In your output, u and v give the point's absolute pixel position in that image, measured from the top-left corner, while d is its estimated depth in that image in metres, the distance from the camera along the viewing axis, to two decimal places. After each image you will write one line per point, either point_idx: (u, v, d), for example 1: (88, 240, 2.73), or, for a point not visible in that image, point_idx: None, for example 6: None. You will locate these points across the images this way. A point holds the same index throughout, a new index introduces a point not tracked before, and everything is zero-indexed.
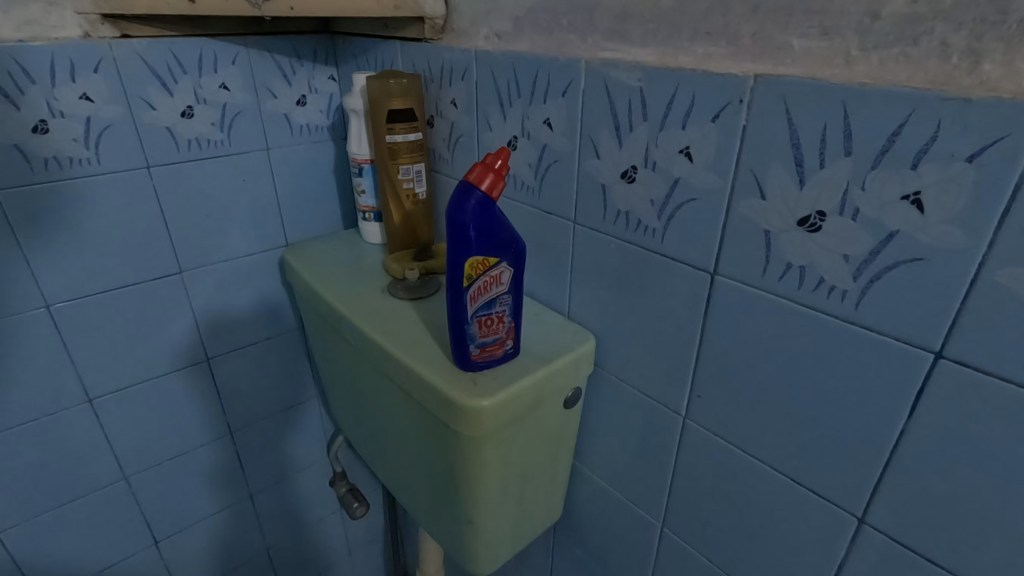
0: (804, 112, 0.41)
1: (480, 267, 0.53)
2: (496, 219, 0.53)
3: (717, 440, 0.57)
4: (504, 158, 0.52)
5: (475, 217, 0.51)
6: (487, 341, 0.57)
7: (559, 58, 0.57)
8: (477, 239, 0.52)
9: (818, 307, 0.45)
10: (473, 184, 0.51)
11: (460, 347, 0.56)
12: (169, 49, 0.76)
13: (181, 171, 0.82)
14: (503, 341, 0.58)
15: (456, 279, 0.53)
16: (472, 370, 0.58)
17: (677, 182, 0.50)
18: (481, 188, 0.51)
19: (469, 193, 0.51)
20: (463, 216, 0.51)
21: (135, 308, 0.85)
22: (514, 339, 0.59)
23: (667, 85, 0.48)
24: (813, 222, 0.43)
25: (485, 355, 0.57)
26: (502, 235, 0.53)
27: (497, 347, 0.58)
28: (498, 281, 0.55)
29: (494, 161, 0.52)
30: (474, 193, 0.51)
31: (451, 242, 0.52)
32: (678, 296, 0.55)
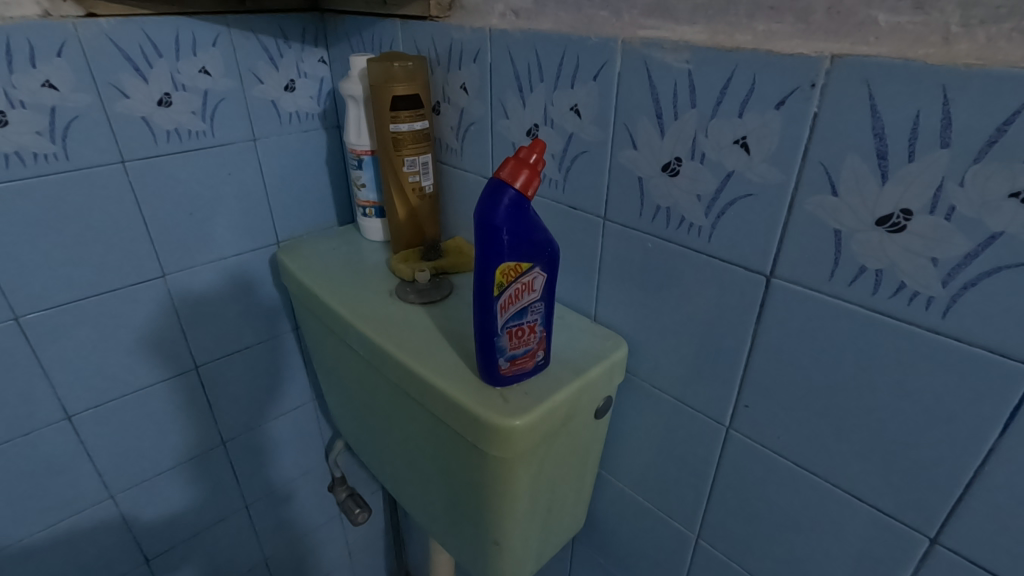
0: (891, 96, 0.36)
1: (513, 272, 0.48)
2: (530, 220, 0.47)
3: (766, 450, 0.53)
4: (538, 152, 0.46)
5: (508, 219, 0.46)
6: (518, 353, 0.51)
7: (590, 37, 0.51)
8: (509, 242, 0.46)
9: (897, 316, 0.40)
10: (506, 181, 0.46)
11: (488, 360, 0.51)
12: (142, 29, 0.69)
13: (159, 167, 0.76)
14: (534, 352, 0.53)
15: (486, 286, 0.47)
16: (500, 384, 0.53)
17: (730, 175, 0.46)
18: (515, 186, 0.46)
19: (502, 191, 0.46)
20: (495, 217, 0.45)
21: (115, 316, 0.79)
22: (545, 349, 0.54)
23: (721, 67, 0.43)
24: (896, 221, 0.38)
25: (515, 367, 0.52)
26: (537, 238, 0.48)
27: (528, 358, 0.53)
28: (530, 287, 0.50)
29: (528, 155, 0.46)
30: (506, 191, 0.46)
31: (482, 247, 0.46)
32: (724, 299, 0.50)
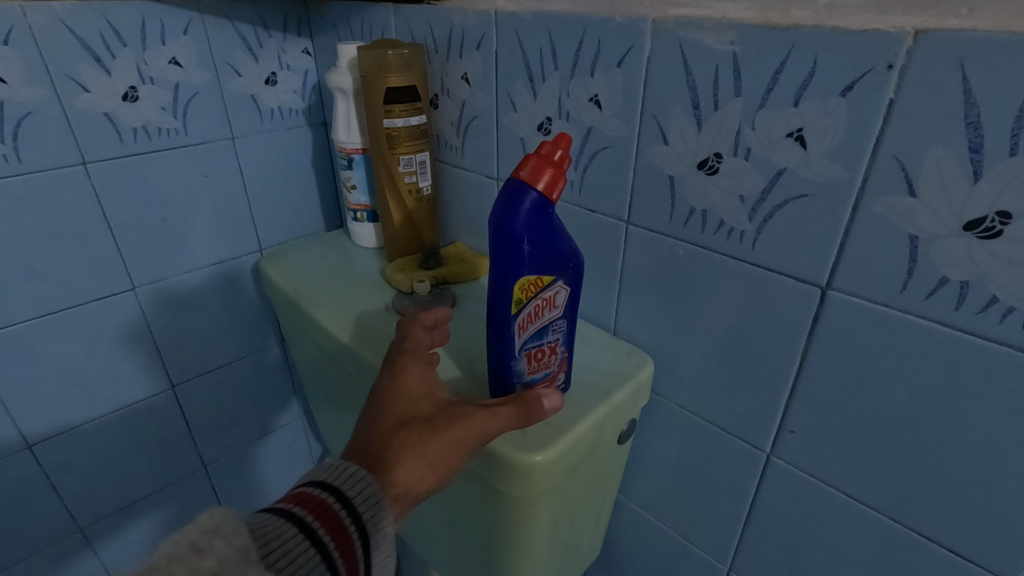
0: (991, 76, 0.30)
1: (533, 287, 0.42)
2: (553, 227, 0.41)
3: (814, 480, 0.47)
4: (564, 147, 0.40)
5: (529, 227, 0.40)
6: (536, 377, 0.46)
7: (615, 17, 0.45)
8: (530, 253, 0.41)
9: (986, 335, 0.35)
10: (527, 182, 0.40)
11: (504, 384, 0.46)
12: (103, 15, 0.62)
13: (126, 168, 0.68)
14: (554, 376, 0.47)
15: (502, 302, 0.42)
16: None
17: (781, 173, 0.40)
18: (537, 187, 0.39)
19: (522, 194, 0.40)
20: (513, 224, 0.40)
21: (80, 334, 0.71)
22: (566, 371, 0.48)
23: (774, 48, 0.37)
24: (990, 225, 0.33)
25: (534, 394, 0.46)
26: (560, 247, 0.42)
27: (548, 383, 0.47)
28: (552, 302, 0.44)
29: (552, 151, 0.40)
30: (527, 194, 0.39)
31: (498, 258, 0.41)
32: (769, 314, 0.44)
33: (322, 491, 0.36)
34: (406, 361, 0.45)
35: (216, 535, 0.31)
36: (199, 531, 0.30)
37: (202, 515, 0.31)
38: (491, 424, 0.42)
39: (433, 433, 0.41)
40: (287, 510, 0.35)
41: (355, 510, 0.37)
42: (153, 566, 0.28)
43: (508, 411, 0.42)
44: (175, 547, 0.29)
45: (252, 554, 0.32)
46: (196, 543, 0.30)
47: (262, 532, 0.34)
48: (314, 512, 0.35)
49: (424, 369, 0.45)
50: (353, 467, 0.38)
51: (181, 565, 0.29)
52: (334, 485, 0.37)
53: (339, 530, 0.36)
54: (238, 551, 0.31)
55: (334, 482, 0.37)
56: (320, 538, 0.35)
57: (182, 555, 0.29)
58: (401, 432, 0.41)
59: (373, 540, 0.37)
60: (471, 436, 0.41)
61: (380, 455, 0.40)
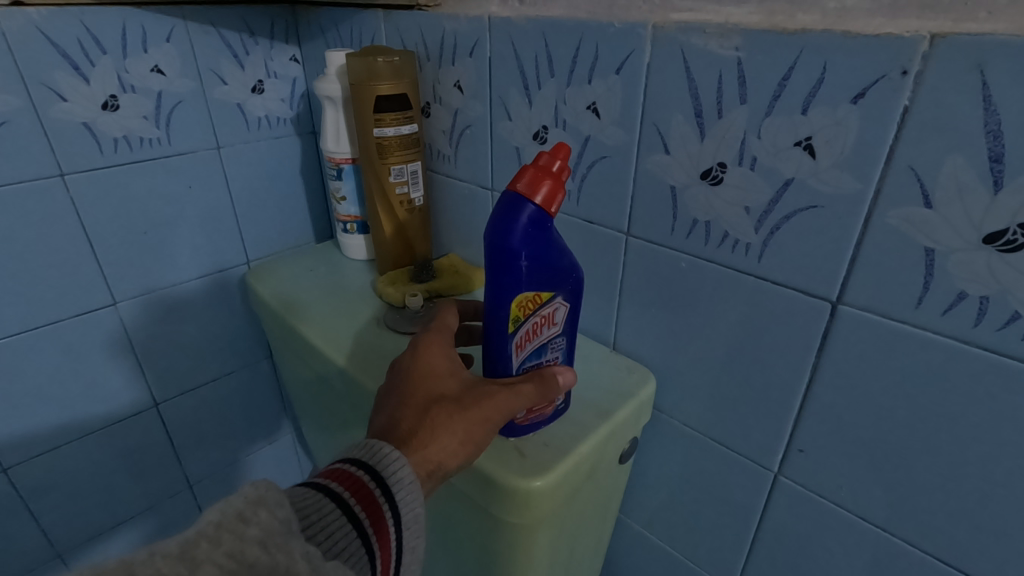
0: (1012, 81, 0.29)
1: (531, 304, 0.40)
2: (552, 241, 0.40)
3: (824, 501, 0.45)
4: (563, 158, 0.38)
5: (527, 241, 0.38)
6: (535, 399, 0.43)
7: (613, 23, 0.43)
8: (528, 269, 0.39)
9: (1007, 353, 0.33)
10: (525, 195, 0.38)
11: None
12: (81, 22, 0.59)
13: (106, 180, 0.66)
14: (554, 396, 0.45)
15: (500, 319, 0.40)
16: (516, 435, 0.45)
17: (788, 184, 0.38)
18: (535, 201, 0.38)
19: (520, 208, 0.38)
20: (511, 239, 0.38)
21: (58, 352, 0.69)
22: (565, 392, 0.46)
23: (781, 54, 0.36)
24: (1011, 237, 0.31)
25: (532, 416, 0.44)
26: (560, 262, 0.40)
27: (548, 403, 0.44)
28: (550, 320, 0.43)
29: (550, 162, 0.38)
30: (525, 208, 0.38)
31: (495, 274, 0.39)
32: (775, 329, 0.43)
33: (355, 468, 0.35)
34: (429, 341, 0.44)
35: (260, 507, 0.29)
36: (244, 501, 0.28)
37: (245, 486, 0.30)
38: (516, 403, 0.40)
39: (462, 412, 0.39)
40: (325, 485, 0.34)
41: (388, 488, 0.35)
42: (201, 532, 0.27)
43: (531, 388, 0.41)
44: (222, 515, 0.28)
45: (294, 526, 0.30)
46: (242, 513, 0.28)
47: (300, 506, 0.32)
48: (350, 488, 0.34)
49: (449, 350, 0.44)
50: (384, 446, 0.37)
51: (227, 534, 0.27)
52: (367, 463, 0.36)
53: (373, 508, 0.34)
54: (283, 522, 0.29)
55: (368, 461, 0.36)
56: (356, 514, 0.33)
57: (229, 524, 0.27)
58: (429, 411, 0.40)
59: (406, 520, 0.36)
60: (498, 414, 0.40)
61: (410, 435, 0.38)
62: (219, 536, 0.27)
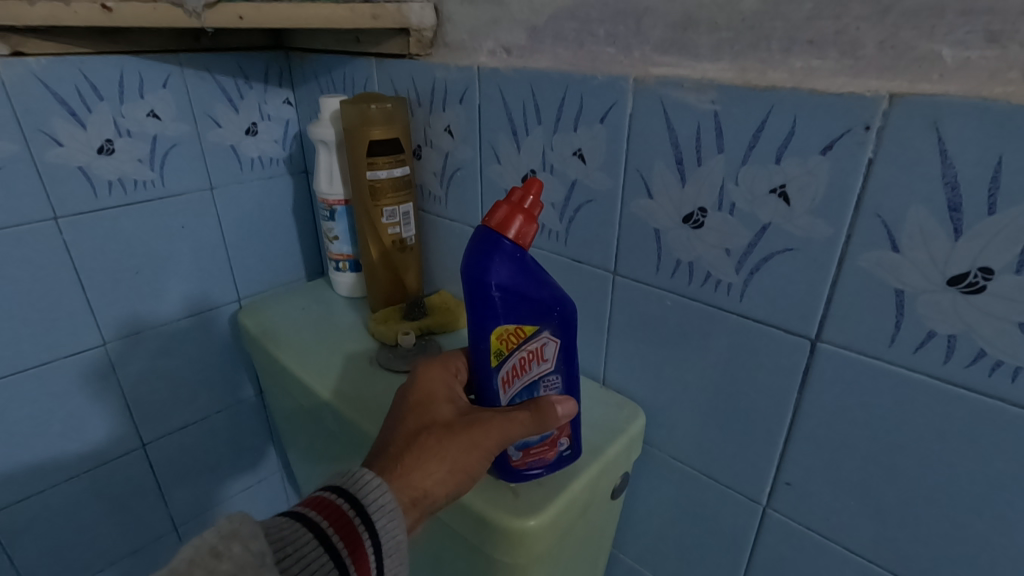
0: (965, 138, 0.31)
1: (513, 337, 0.42)
2: (531, 275, 0.42)
3: (813, 534, 0.46)
4: (534, 194, 0.42)
5: (501, 274, 0.40)
6: (532, 441, 0.44)
7: (596, 76, 0.46)
8: (504, 301, 0.41)
9: (977, 390, 0.35)
10: (497, 229, 0.41)
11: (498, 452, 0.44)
12: (80, 70, 0.61)
13: (99, 222, 0.67)
14: (556, 440, 0.45)
15: (483, 352, 0.43)
16: (517, 479, 0.45)
17: (766, 228, 0.40)
18: (507, 235, 0.41)
19: (491, 243, 0.40)
20: (483, 274, 0.40)
21: (45, 394, 0.68)
22: (570, 436, 0.46)
23: (755, 109, 0.38)
24: (972, 281, 0.33)
25: (529, 458, 0.44)
26: (540, 295, 0.42)
27: (548, 447, 0.45)
28: (541, 356, 0.44)
29: (520, 197, 0.41)
30: (497, 242, 0.40)
31: (475, 308, 0.42)
32: (759, 366, 0.44)
33: (337, 495, 0.36)
34: (429, 364, 0.46)
35: (233, 540, 0.30)
36: (218, 536, 0.30)
37: (221, 520, 0.31)
38: (507, 431, 0.41)
39: (450, 438, 0.40)
40: (304, 514, 0.35)
41: (368, 516, 0.36)
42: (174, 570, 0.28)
43: (526, 416, 0.41)
44: (196, 551, 0.29)
45: (269, 558, 0.31)
46: (215, 548, 0.30)
47: (278, 535, 0.33)
48: (329, 517, 0.35)
49: (448, 375, 0.46)
50: (365, 472, 0.37)
51: (201, 568, 0.29)
52: (348, 490, 0.36)
53: (353, 537, 0.35)
54: (256, 555, 0.30)
55: (349, 488, 0.36)
56: (334, 545, 0.34)
57: (202, 559, 0.29)
58: (419, 436, 0.41)
59: (388, 548, 0.36)
60: (489, 441, 0.41)
61: (398, 460, 0.40)
62: (192, 572, 0.28)
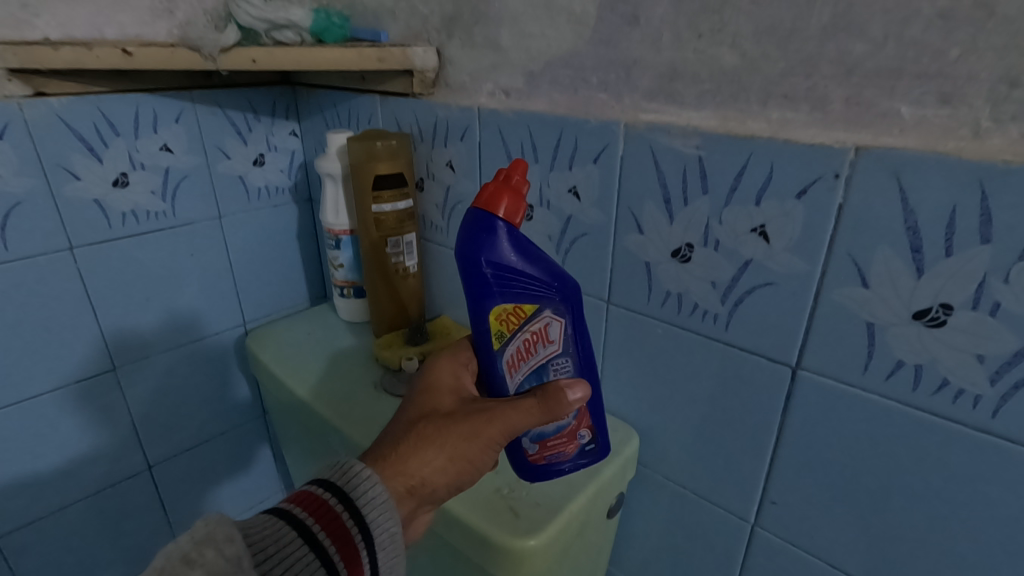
0: (923, 188, 0.35)
1: (514, 318, 0.45)
2: (526, 257, 0.44)
3: (797, 551, 0.49)
4: (518, 171, 0.44)
5: (492, 255, 0.43)
6: (547, 434, 0.46)
7: (590, 120, 0.49)
8: (498, 282, 0.44)
9: (943, 415, 0.38)
10: (487, 210, 0.43)
11: (516, 448, 0.47)
12: (98, 108, 0.64)
13: (113, 251, 0.69)
14: (572, 432, 0.47)
15: (484, 334, 0.46)
16: (538, 474, 0.48)
17: (748, 264, 0.43)
18: (498, 214, 0.43)
19: (481, 223, 0.43)
20: (475, 256, 0.43)
21: (56, 418, 0.70)
22: (588, 427, 0.48)
23: (736, 155, 0.41)
24: (935, 315, 0.36)
25: (546, 452, 0.47)
26: (534, 274, 0.44)
27: (565, 438, 0.47)
28: (547, 338, 0.45)
29: (507, 176, 0.44)
30: (487, 222, 0.43)
31: (472, 291, 0.45)
32: (744, 391, 0.47)
33: (325, 490, 0.38)
34: (438, 357, 0.49)
35: (207, 546, 0.31)
36: (191, 542, 0.31)
37: (196, 524, 0.33)
38: (509, 419, 0.43)
39: (449, 428, 0.43)
40: (288, 511, 0.37)
41: (358, 510, 0.38)
42: None
43: (532, 404, 0.42)
44: (169, 559, 0.30)
45: (244, 562, 0.32)
46: (187, 555, 0.30)
47: (258, 535, 0.35)
48: (313, 513, 0.37)
49: (456, 368, 0.49)
50: (356, 466, 0.39)
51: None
52: (336, 485, 0.39)
53: (341, 532, 0.37)
54: (230, 560, 0.32)
55: (337, 482, 0.39)
56: (319, 539, 0.36)
57: (173, 566, 0.30)
58: (419, 425, 0.44)
59: (379, 541, 0.39)
60: (487, 430, 0.43)
61: (397, 448, 0.42)
62: None
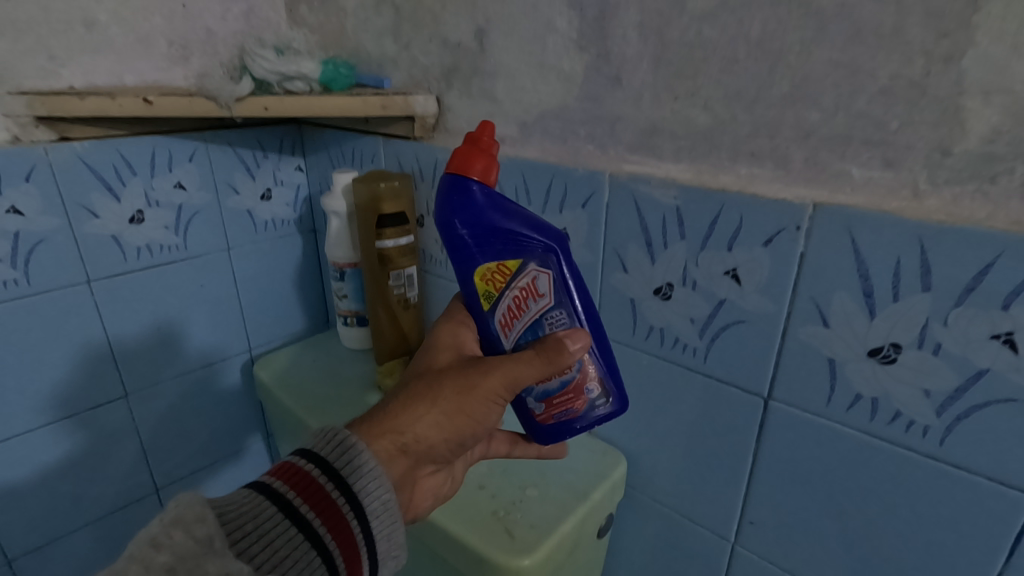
0: (871, 242, 0.39)
1: (499, 276, 0.46)
2: (502, 214, 0.46)
3: (773, 568, 0.52)
4: (485, 134, 0.46)
5: (466, 216, 0.45)
6: (551, 393, 0.48)
7: (578, 169, 0.54)
8: (478, 242, 0.46)
9: (897, 443, 0.41)
10: (461, 175, 0.46)
11: (526, 410, 0.50)
12: (117, 150, 0.68)
13: (127, 284, 0.73)
14: (578, 391, 0.48)
15: (475, 296, 0.48)
16: (551, 434, 0.50)
17: (722, 303, 0.47)
18: (472, 178, 0.45)
19: (455, 187, 0.46)
20: (452, 219, 0.46)
21: (70, 444, 0.73)
22: (594, 382, 0.47)
23: (709, 206, 0.46)
24: (887, 353, 0.40)
25: (554, 411, 0.49)
26: (512, 229, 0.45)
27: (571, 396, 0.48)
28: (537, 292, 0.46)
29: (474, 139, 0.46)
30: (460, 185, 0.46)
31: (457, 255, 0.47)
32: (722, 419, 0.51)
33: (307, 462, 0.39)
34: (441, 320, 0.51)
35: (175, 528, 0.32)
36: (160, 526, 0.32)
37: (167, 507, 0.33)
38: (504, 372, 0.45)
39: (441, 386, 0.45)
40: (268, 485, 0.38)
41: (341, 478, 0.39)
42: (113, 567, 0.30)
43: (530, 355, 0.44)
44: (137, 546, 0.31)
45: (215, 542, 0.33)
46: (155, 539, 0.31)
47: (231, 514, 0.36)
48: (292, 486, 0.38)
49: (457, 329, 0.50)
50: (341, 433, 0.41)
51: (139, 562, 0.30)
52: (318, 454, 0.40)
53: (325, 503, 0.38)
54: (201, 541, 0.32)
55: (318, 445, 0.40)
56: (298, 511, 0.37)
57: (141, 552, 0.31)
58: (415, 384, 0.46)
59: (371, 509, 0.40)
60: (480, 383, 0.45)
61: (389, 407, 0.45)
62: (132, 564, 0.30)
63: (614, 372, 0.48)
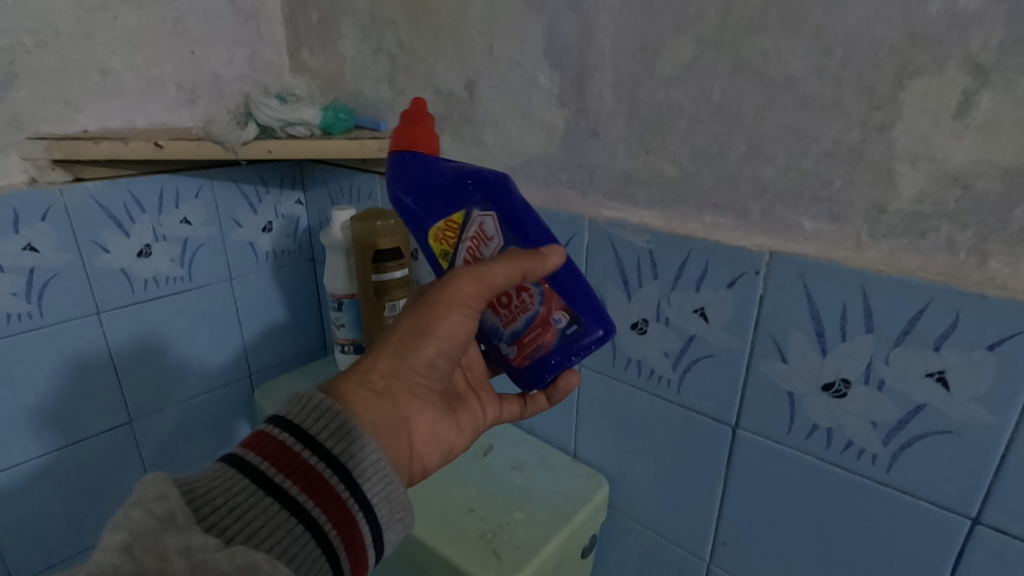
0: (820, 288, 0.43)
1: (449, 233, 0.47)
2: (440, 171, 0.48)
3: None
4: (415, 108, 0.49)
5: (404, 183, 0.48)
6: (519, 329, 0.48)
7: (561, 212, 0.58)
8: (422, 206, 0.48)
9: (850, 469, 0.45)
10: (399, 151, 0.49)
11: (503, 354, 0.50)
12: (128, 189, 0.72)
13: (134, 314, 0.76)
14: (545, 320, 0.47)
15: (432, 259, 0.50)
16: (535, 374, 0.49)
17: (692, 338, 0.51)
18: (408, 152, 0.48)
19: (393, 163, 0.49)
20: (396, 192, 0.48)
21: (75, 468, 0.76)
22: (562, 304, 0.46)
23: (678, 250, 0.50)
24: (838, 388, 0.44)
25: (528, 351, 0.48)
26: (451, 181, 0.47)
27: (540, 328, 0.47)
28: (487, 236, 0.47)
29: (405, 114, 0.49)
30: (397, 160, 0.49)
31: (409, 224, 0.49)
32: (694, 445, 0.55)
33: (282, 432, 0.37)
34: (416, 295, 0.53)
35: (138, 506, 0.29)
36: (121, 510, 0.29)
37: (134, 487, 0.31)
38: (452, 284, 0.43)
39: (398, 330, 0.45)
40: (242, 460, 0.36)
41: (316, 442, 0.37)
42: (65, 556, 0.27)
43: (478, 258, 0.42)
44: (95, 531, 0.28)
45: (180, 519, 0.30)
46: (116, 522, 0.29)
47: (205, 492, 0.33)
48: (268, 457, 0.36)
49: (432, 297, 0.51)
50: (315, 399, 0.39)
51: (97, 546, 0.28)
52: (290, 421, 0.38)
53: (305, 472, 0.36)
54: (162, 519, 0.29)
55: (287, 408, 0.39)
56: (278, 485, 0.35)
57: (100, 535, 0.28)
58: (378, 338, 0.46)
59: (361, 470, 0.38)
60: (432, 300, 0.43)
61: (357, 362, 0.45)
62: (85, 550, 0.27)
63: (589, 289, 0.46)
